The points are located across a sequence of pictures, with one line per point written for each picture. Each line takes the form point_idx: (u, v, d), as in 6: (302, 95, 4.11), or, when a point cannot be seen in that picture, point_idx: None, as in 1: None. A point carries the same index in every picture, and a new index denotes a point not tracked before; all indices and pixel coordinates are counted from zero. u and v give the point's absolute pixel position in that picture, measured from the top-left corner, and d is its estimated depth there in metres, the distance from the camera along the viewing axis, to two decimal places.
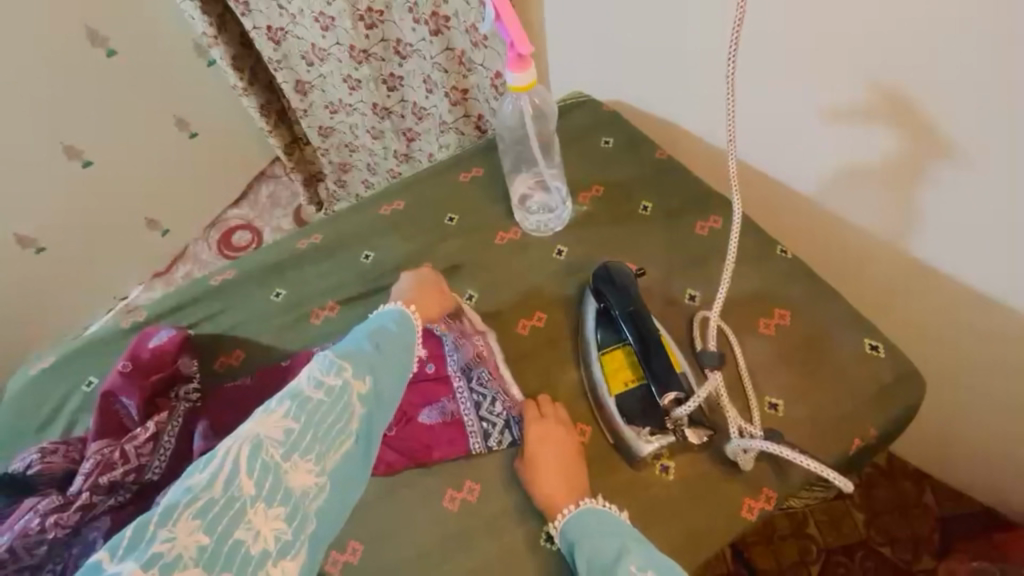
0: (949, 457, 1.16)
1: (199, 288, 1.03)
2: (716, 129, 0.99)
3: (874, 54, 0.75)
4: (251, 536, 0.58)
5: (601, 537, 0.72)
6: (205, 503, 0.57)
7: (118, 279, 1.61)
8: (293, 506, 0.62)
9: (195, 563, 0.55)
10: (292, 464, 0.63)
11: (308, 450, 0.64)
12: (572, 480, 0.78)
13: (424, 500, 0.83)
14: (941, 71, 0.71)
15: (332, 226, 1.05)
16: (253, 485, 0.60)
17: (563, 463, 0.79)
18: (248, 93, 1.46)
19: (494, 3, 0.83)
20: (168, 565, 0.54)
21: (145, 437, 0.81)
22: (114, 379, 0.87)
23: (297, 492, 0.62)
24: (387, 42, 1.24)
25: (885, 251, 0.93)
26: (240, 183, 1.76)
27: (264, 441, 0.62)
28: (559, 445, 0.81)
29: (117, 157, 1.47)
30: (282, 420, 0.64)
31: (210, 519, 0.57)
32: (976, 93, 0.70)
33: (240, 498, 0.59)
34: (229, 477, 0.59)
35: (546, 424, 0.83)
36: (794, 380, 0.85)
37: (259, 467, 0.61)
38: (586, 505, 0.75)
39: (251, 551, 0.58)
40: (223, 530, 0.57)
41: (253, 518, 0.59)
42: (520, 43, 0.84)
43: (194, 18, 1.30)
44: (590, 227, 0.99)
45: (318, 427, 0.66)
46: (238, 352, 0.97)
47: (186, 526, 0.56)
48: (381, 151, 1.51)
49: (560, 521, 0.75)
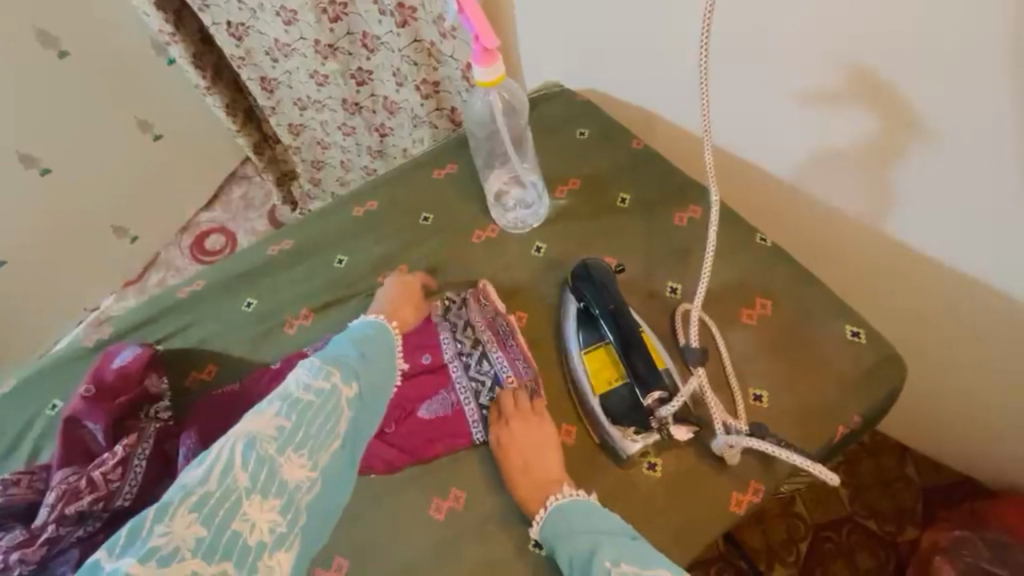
0: (933, 433, 1.17)
1: (166, 301, 0.99)
2: (692, 115, 0.97)
3: (864, 33, 0.72)
4: (247, 527, 0.58)
5: (573, 534, 0.71)
6: (202, 497, 0.56)
7: (85, 292, 1.54)
8: (286, 499, 0.61)
9: (194, 553, 0.54)
10: (286, 459, 0.62)
11: (301, 445, 0.64)
12: (543, 478, 0.78)
13: (409, 508, 0.82)
14: (923, 54, 0.69)
15: (303, 230, 1.02)
16: (248, 479, 0.59)
17: (538, 462, 0.79)
18: (211, 92, 1.40)
19: None
20: (167, 556, 0.53)
21: (113, 462, 0.77)
22: (76, 404, 0.83)
23: (290, 485, 0.62)
24: (354, 35, 1.20)
25: (866, 231, 0.92)
26: (208, 183, 1.69)
27: (257, 438, 0.61)
28: (535, 447, 0.79)
29: (78, 165, 1.40)
30: (274, 419, 0.63)
31: (207, 511, 0.56)
32: (952, 78, 0.69)
33: (236, 491, 0.58)
34: (224, 472, 0.58)
35: (521, 415, 0.81)
36: (777, 369, 0.84)
37: (253, 461, 0.60)
38: (554, 503, 0.74)
39: (248, 542, 0.57)
40: (220, 522, 0.56)
41: (248, 511, 0.58)
42: (485, 36, 0.81)
43: (148, 14, 1.24)
44: (569, 221, 0.97)
45: (311, 424, 0.65)
46: (210, 366, 0.94)
47: (183, 519, 0.55)
48: (353, 147, 1.46)
49: (536, 526, 0.75)
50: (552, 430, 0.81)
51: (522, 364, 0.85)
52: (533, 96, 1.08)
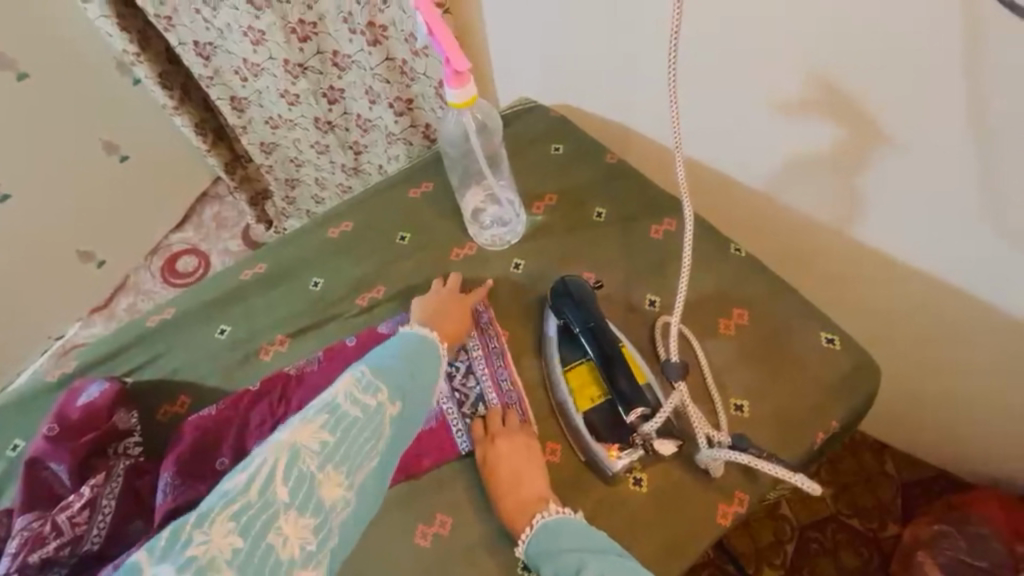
0: (910, 430, 1.20)
1: (135, 331, 0.96)
2: (663, 127, 0.99)
3: (826, 48, 0.75)
4: (281, 543, 0.55)
5: (560, 551, 0.70)
6: (241, 507, 0.55)
7: (52, 319, 1.51)
8: (322, 518, 0.58)
9: (227, 566, 0.53)
10: (325, 476, 0.59)
11: (341, 462, 0.60)
12: (528, 497, 0.77)
13: (394, 536, 0.80)
14: (881, 67, 0.72)
15: (276, 254, 1.00)
16: (287, 494, 0.57)
17: (523, 478, 0.78)
18: (179, 113, 1.37)
19: (425, 18, 0.80)
20: (202, 567, 0.52)
21: (80, 504, 0.74)
22: (41, 444, 0.80)
23: (327, 504, 0.59)
24: (324, 54, 1.18)
25: (836, 237, 0.95)
26: (179, 204, 1.65)
27: (300, 451, 0.59)
28: (519, 463, 0.79)
29: (41, 190, 1.37)
30: (318, 432, 0.60)
31: (244, 523, 0.54)
32: (914, 88, 0.71)
33: (275, 504, 0.56)
34: (265, 484, 0.56)
35: (507, 434, 0.81)
36: (757, 378, 0.85)
37: (293, 476, 0.58)
38: (540, 521, 0.73)
39: (279, 559, 0.55)
40: (256, 535, 0.55)
41: (283, 526, 0.56)
42: (456, 59, 0.81)
43: (111, 35, 1.22)
44: (546, 236, 0.97)
45: (353, 441, 0.62)
46: (182, 398, 0.90)
47: (220, 528, 0.54)
48: (328, 166, 1.44)
49: (522, 546, 0.74)
50: (538, 446, 0.81)
51: (507, 380, 0.86)
52: (508, 113, 1.09)
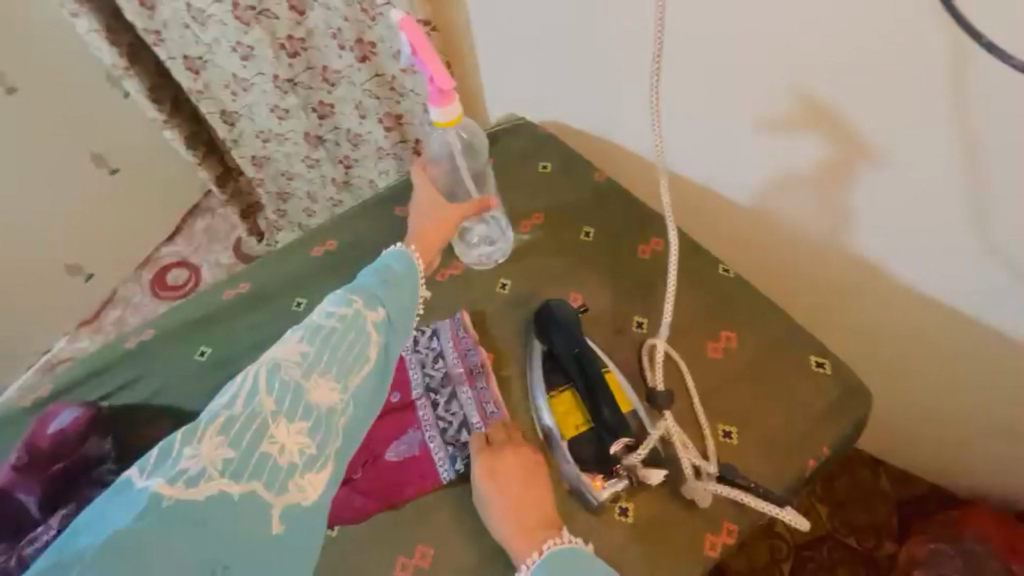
0: (907, 451, 1.18)
1: (114, 353, 0.94)
2: (649, 144, 0.98)
3: (818, 69, 0.74)
4: (277, 449, 0.62)
5: None
6: (226, 422, 0.60)
7: (38, 333, 1.48)
8: (316, 422, 0.65)
9: (222, 473, 0.58)
10: (312, 384, 0.66)
11: (325, 370, 0.67)
12: (536, 520, 0.73)
13: (375, 567, 0.78)
14: (876, 85, 0.71)
15: (259, 274, 0.98)
16: (274, 403, 0.63)
17: (532, 498, 0.74)
18: (168, 126, 1.36)
19: (409, 40, 0.78)
20: (196, 476, 0.57)
21: (48, 536, 0.70)
22: (7, 476, 0.77)
23: (319, 409, 0.65)
24: (314, 69, 1.18)
25: (826, 256, 0.94)
26: (168, 218, 1.64)
27: (281, 364, 0.65)
28: (529, 481, 0.76)
29: (26, 204, 1.35)
30: (299, 345, 0.67)
31: (234, 435, 0.60)
32: (913, 109, 0.70)
33: (262, 414, 0.62)
34: (249, 397, 0.62)
35: (518, 449, 0.79)
36: (745, 403, 0.84)
37: (277, 386, 0.64)
38: (552, 547, 0.69)
39: (279, 462, 0.61)
40: (247, 445, 0.60)
41: (277, 434, 0.62)
42: (442, 79, 0.80)
43: (100, 49, 1.21)
44: (533, 256, 0.96)
45: (335, 351, 0.68)
46: (160, 422, 0.88)
47: (210, 442, 0.59)
48: (318, 179, 1.43)
49: (527, 570, 0.68)
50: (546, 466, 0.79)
51: (492, 406, 0.84)
52: (496, 130, 1.08)
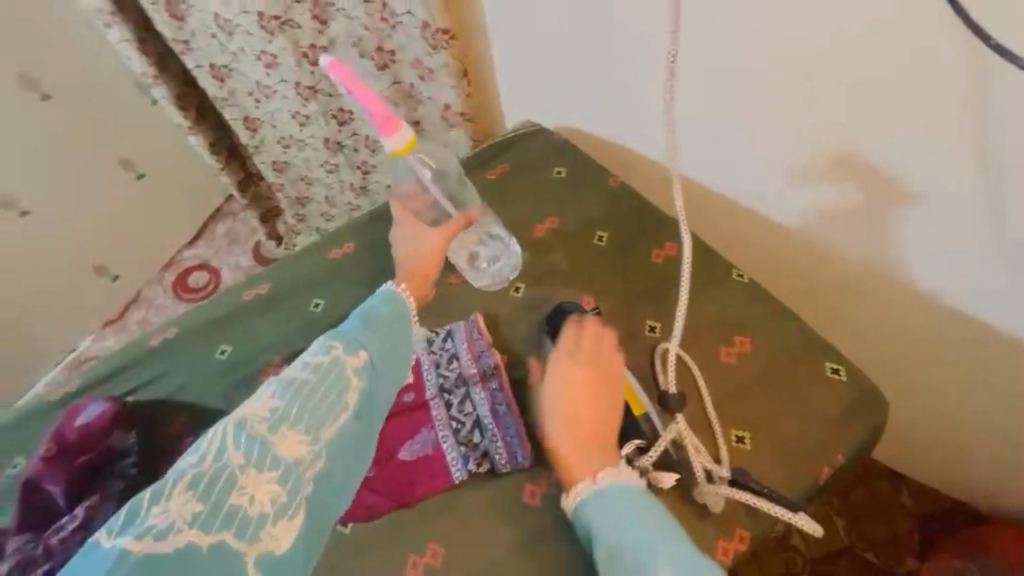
0: (928, 465, 1.16)
1: (139, 349, 0.97)
2: (662, 149, 0.99)
3: (847, 81, 0.72)
4: (246, 501, 0.57)
5: (620, 519, 0.67)
6: (194, 476, 0.56)
7: (65, 332, 1.52)
8: (287, 471, 0.60)
9: (189, 526, 0.54)
10: (284, 434, 0.61)
11: (299, 418, 0.62)
12: (594, 448, 0.73)
13: (386, 564, 0.79)
14: (901, 94, 0.69)
15: (279, 275, 1.01)
16: (243, 455, 0.58)
17: (593, 425, 0.75)
18: (193, 131, 1.40)
19: (340, 77, 0.74)
20: (161, 533, 0.53)
21: (72, 526, 0.72)
22: (36, 466, 0.80)
23: (291, 460, 0.60)
24: (334, 77, 1.21)
25: (842, 263, 0.93)
26: (191, 221, 1.68)
27: (252, 416, 0.61)
28: (594, 407, 0.76)
29: (57, 207, 1.39)
30: (272, 396, 0.63)
31: (203, 488, 0.56)
32: (932, 120, 0.69)
33: (230, 467, 0.57)
34: (218, 450, 0.58)
35: (588, 373, 0.77)
36: (759, 409, 0.83)
37: (246, 439, 0.59)
38: (605, 481, 0.70)
39: (248, 515, 0.57)
40: (216, 498, 0.56)
41: (247, 484, 0.58)
42: (379, 109, 0.75)
43: (130, 58, 1.25)
44: (547, 260, 0.96)
45: (309, 399, 0.63)
46: (182, 418, 0.91)
47: (178, 497, 0.55)
48: (336, 184, 1.46)
49: (576, 496, 0.71)
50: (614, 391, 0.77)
51: (506, 408, 0.84)
52: (512, 135, 1.09)
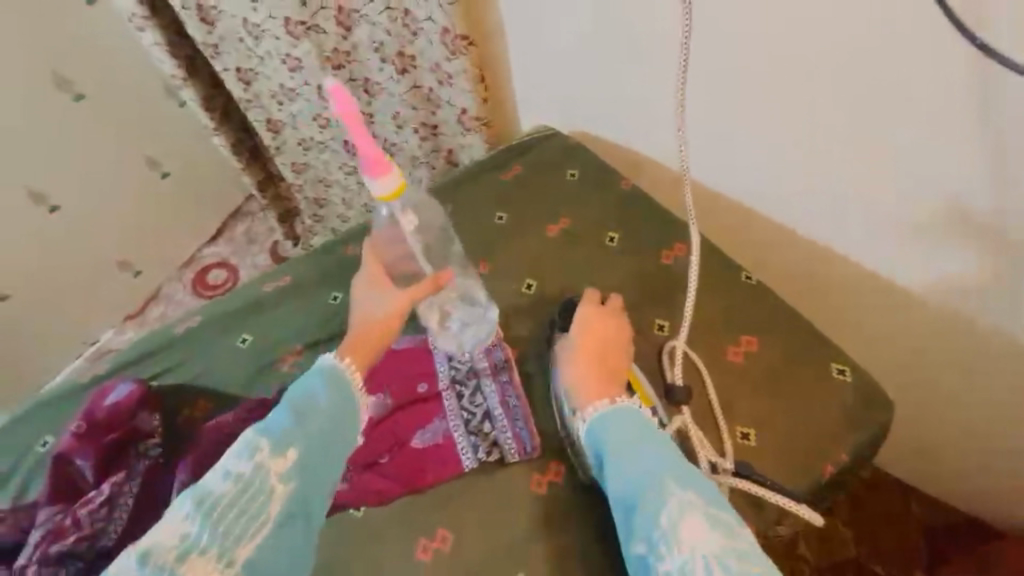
0: (939, 475, 1.15)
1: (164, 337, 1.01)
2: (671, 153, 1.02)
3: (858, 86, 0.73)
4: None
5: (629, 441, 0.73)
6: None
7: (88, 324, 1.57)
8: None
9: None
10: (197, 560, 0.61)
11: (214, 541, 0.62)
12: (608, 379, 0.81)
13: (397, 548, 0.81)
14: (909, 99, 0.70)
15: (299, 269, 1.04)
16: None
17: (608, 361, 0.83)
18: (219, 132, 1.45)
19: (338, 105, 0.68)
20: None
21: (99, 501, 0.78)
22: (68, 441, 0.84)
23: None
24: (355, 82, 1.23)
25: (849, 267, 0.94)
26: (212, 220, 1.72)
27: (164, 544, 0.61)
28: (610, 346, 0.84)
29: (84, 202, 1.45)
30: (183, 520, 0.62)
31: None
32: (934, 126, 0.70)
33: None
34: None
35: (607, 318, 0.86)
36: (764, 406, 0.84)
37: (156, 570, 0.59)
38: (622, 401, 0.77)
39: None
40: None
41: None
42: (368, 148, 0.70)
43: (162, 61, 1.31)
44: (558, 258, 0.99)
45: (227, 517, 0.63)
46: (203, 402, 0.93)
47: None
48: (354, 185, 1.50)
49: (592, 413, 0.77)
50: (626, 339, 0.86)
51: (515, 400, 0.86)
52: (527, 138, 1.13)
